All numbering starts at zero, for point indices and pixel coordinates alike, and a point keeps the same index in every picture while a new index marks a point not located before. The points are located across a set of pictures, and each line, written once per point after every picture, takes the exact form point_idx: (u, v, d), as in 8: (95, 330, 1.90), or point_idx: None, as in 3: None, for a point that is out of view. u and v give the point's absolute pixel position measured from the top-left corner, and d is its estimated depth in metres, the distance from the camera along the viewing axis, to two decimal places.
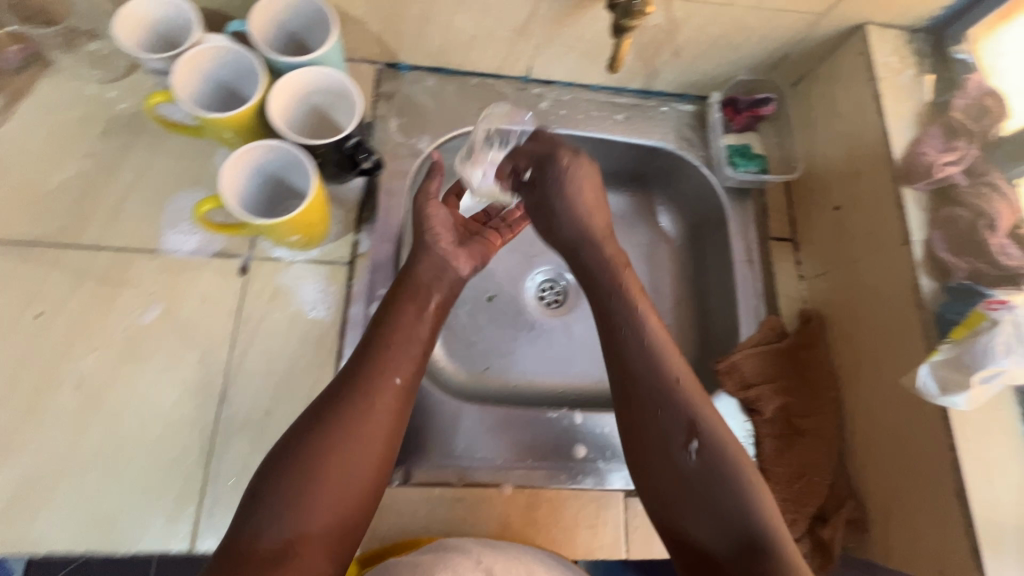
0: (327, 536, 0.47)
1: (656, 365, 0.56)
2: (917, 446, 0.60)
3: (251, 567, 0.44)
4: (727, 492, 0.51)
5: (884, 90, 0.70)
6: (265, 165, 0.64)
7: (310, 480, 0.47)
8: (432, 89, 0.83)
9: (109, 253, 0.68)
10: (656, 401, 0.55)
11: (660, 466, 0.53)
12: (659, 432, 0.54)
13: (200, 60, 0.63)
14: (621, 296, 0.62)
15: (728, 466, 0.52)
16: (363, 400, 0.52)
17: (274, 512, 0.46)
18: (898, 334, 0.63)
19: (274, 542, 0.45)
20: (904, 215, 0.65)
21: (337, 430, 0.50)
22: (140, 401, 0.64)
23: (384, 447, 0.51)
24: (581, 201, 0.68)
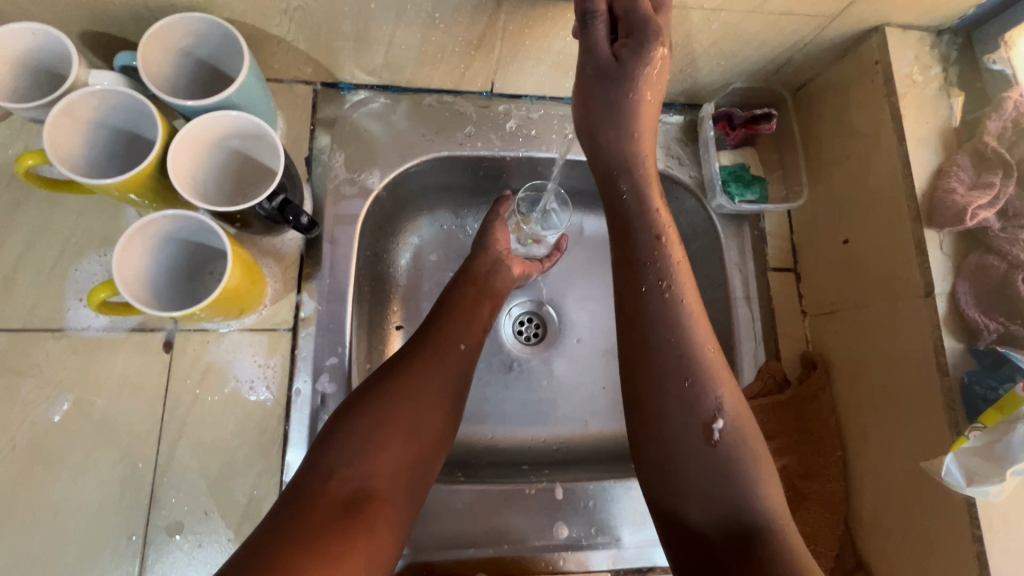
0: (395, 485, 0.49)
1: (678, 336, 0.49)
2: (935, 529, 0.53)
3: (323, 507, 0.45)
4: (740, 472, 0.46)
5: (905, 107, 0.60)
6: (173, 235, 0.53)
7: (383, 427, 0.50)
8: (380, 112, 0.71)
9: (6, 336, 0.58)
10: (685, 371, 0.48)
11: (681, 466, 0.47)
12: (678, 409, 0.47)
13: (83, 106, 0.51)
14: (658, 240, 0.53)
15: (744, 457, 0.46)
16: (430, 361, 0.56)
17: (346, 455, 0.48)
18: (914, 396, 0.56)
19: (345, 485, 0.47)
20: (927, 263, 0.56)
21: (405, 380, 0.54)
22: (56, 511, 0.56)
23: (450, 403, 0.55)
24: (643, 122, 0.55)
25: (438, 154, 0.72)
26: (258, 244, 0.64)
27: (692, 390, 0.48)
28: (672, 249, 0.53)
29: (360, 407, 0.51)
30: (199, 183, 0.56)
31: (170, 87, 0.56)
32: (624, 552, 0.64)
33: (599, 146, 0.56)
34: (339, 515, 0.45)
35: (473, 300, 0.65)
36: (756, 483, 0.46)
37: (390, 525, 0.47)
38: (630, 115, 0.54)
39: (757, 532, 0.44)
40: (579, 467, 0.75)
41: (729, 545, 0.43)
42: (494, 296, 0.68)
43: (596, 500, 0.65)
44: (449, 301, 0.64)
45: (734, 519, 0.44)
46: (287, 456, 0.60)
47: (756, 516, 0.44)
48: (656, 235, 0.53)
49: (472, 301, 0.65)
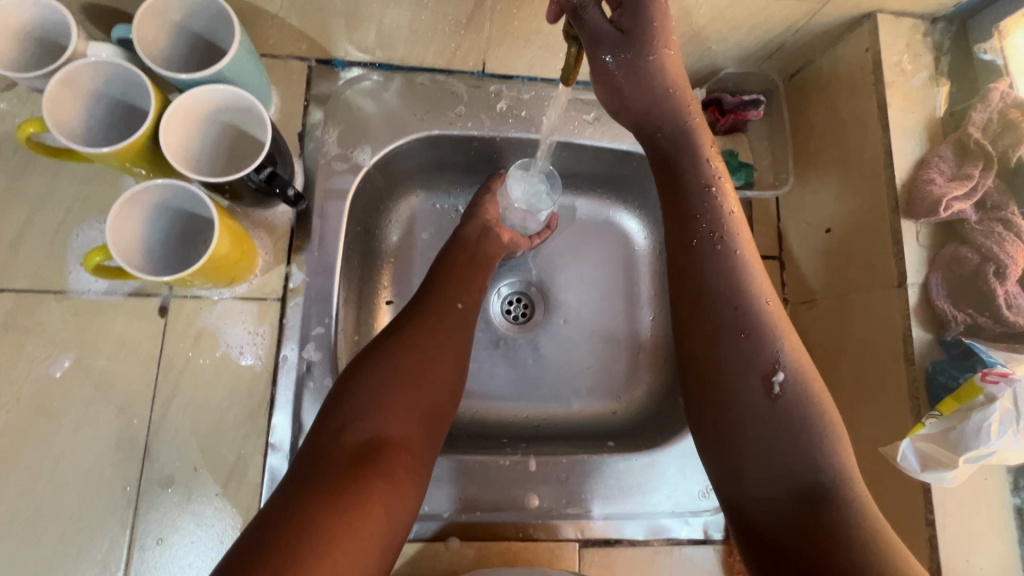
0: (410, 435, 0.51)
1: (733, 294, 0.50)
2: (891, 509, 0.55)
3: (340, 458, 0.47)
4: (803, 419, 0.46)
5: (892, 96, 0.59)
6: (165, 204, 0.56)
7: (392, 381, 0.53)
8: (373, 90, 0.72)
9: (10, 296, 0.62)
10: (741, 323, 0.49)
11: (743, 416, 0.47)
12: (738, 364, 0.47)
13: (81, 77, 0.53)
14: (709, 190, 0.54)
15: (805, 408, 0.47)
16: (432, 321, 0.59)
17: (359, 408, 0.51)
18: (882, 384, 0.57)
19: (359, 437, 0.49)
20: (902, 253, 0.56)
21: (411, 338, 0.57)
22: (57, 460, 0.59)
23: (456, 360, 0.58)
24: (676, 78, 0.56)
25: (428, 133, 0.73)
26: (249, 216, 0.67)
27: (751, 342, 0.48)
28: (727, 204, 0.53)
29: (371, 364, 0.54)
30: (191, 154, 0.58)
31: (165, 60, 0.58)
32: (593, 524, 0.66)
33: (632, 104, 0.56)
34: (355, 463, 0.47)
35: (466, 266, 0.68)
36: (817, 431, 0.46)
37: (409, 471, 0.49)
38: (654, 75, 0.54)
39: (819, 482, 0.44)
40: (557, 443, 0.77)
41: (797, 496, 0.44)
42: (482, 264, 0.70)
43: (569, 472, 0.67)
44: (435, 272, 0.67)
45: (796, 470, 0.44)
46: (273, 419, 0.63)
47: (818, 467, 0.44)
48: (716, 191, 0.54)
49: (464, 267, 0.68)
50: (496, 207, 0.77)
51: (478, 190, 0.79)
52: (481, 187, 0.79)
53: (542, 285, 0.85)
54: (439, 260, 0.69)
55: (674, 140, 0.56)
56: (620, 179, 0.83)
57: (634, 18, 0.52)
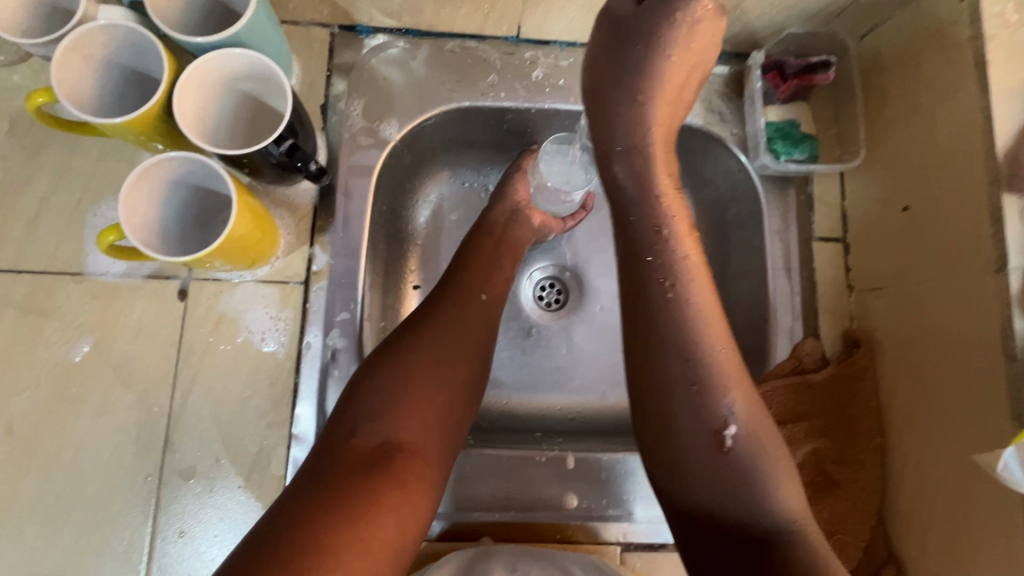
0: (427, 438, 0.47)
1: (684, 340, 0.45)
2: (980, 523, 0.49)
3: (350, 464, 0.44)
4: (754, 477, 0.42)
5: (993, 52, 0.51)
6: (182, 178, 0.52)
7: (410, 379, 0.49)
8: (400, 58, 0.67)
9: (30, 277, 0.59)
10: (692, 375, 0.44)
11: (691, 470, 0.43)
12: (685, 417, 0.44)
13: (92, 42, 0.49)
14: (660, 232, 0.49)
15: (758, 466, 0.43)
16: (453, 311, 0.55)
17: (373, 409, 0.47)
18: (975, 384, 0.50)
19: (371, 440, 0.46)
20: (1002, 233, 0.49)
21: (430, 332, 0.52)
22: (77, 448, 0.57)
23: (477, 355, 0.54)
24: (661, 87, 0.51)
25: (458, 105, 0.67)
26: (271, 194, 0.63)
27: (700, 396, 0.44)
28: (680, 246, 0.48)
29: (389, 358, 0.50)
30: (207, 127, 0.54)
31: (179, 24, 0.53)
32: (635, 526, 0.61)
33: (602, 114, 0.53)
34: (365, 470, 0.44)
35: (492, 252, 0.63)
36: (770, 483, 0.42)
37: (424, 480, 0.46)
38: (646, 75, 0.51)
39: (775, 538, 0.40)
40: (594, 439, 0.72)
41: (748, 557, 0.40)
42: (510, 249, 0.65)
43: (608, 471, 0.62)
44: (466, 256, 0.62)
45: (749, 529, 0.41)
46: (297, 410, 0.60)
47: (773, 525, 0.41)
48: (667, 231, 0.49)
49: (492, 253, 0.63)
50: (527, 186, 0.72)
51: (509, 168, 0.73)
52: (510, 165, 0.73)
53: (577, 271, 0.79)
54: (468, 244, 0.64)
55: (623, 173, 0.52)
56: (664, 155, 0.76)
57: (655, 17, 0.49)
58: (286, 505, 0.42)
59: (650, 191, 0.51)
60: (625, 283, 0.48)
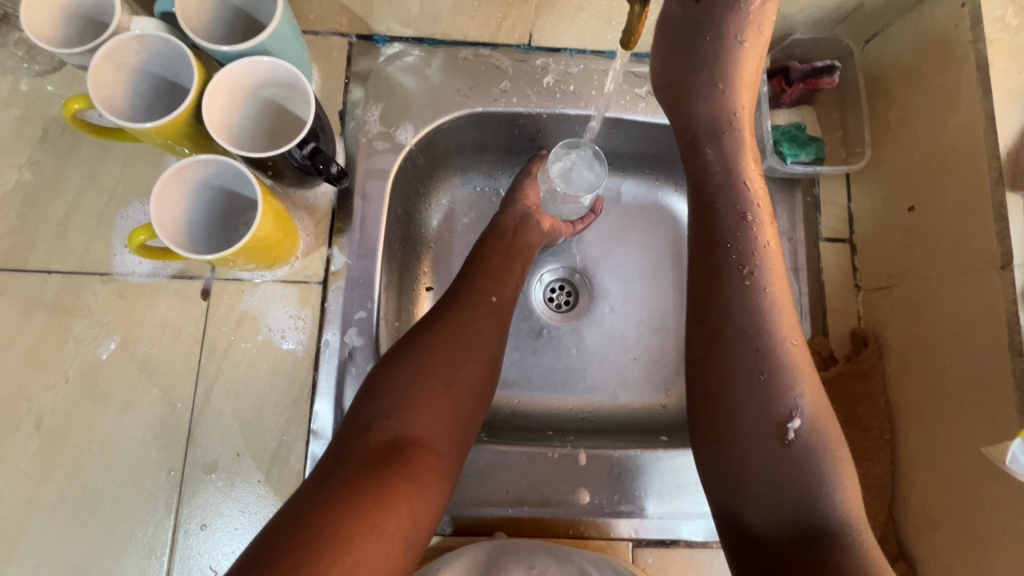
0: (439, 435, 0.49)
1: (753, 334, 0.46)
2: (990, 517, 0.50)
3: (364, 457, 0.45)
4: (815, 471, 0.43)
5: (994, 56, 0.53)
6: (208, 181, 0.54)
7: (423, 378, 0.50)
8: (415, 66, 0.69)
9: (59, 277, 0.61)
10: (761, 365, 0.45)
11: (750, 459, 0.44)
12: (750, 405, 0.44)
13: (125, 51, 0.52)
14: (744, 217, 0.49)
15: (820, 459, 0.43)
16: (466, 312, 0.56)
17: (387, 405, 0.48)
18: (982, 379, 0.51)
19: (385, 435, 0.47)
20: (1007, 231, 0.50)
21: (443, 332, 0.54)
22: (104, 442, 0.59)
23: (489, 356, 0.55)
24: (740, 72, 0.52)
25: (472, 110, 0.70)
26: (291, 197, 0.65)
27: (770, 384, 0.45)
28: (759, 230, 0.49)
29: (405, 357, 0.52)
30: (233, 132, 0.56)
31: (206, 34, 0.56)
32: (646, 522, 0.62)
33: (682, 105, 0.54)
34: (378, 463, 0.45)
35: (502, 253, 0.65)
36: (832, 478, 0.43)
37: (435, 474, 0.47)
38: (725, 63, 0.52)
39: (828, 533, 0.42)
40: (605, 438, 0.73)
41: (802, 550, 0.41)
42: (522, 252, 0.67)
43: (620, 468, 0.63)
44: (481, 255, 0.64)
45: (805, 519, 0.42)
46: (315, 406, 0.61)
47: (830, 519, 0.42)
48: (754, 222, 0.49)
49: (503, 254, 0.65)
50: (538, 190, 0.74)
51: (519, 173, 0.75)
52: (520, 170, 0.75)
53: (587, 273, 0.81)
54: (480, 247, 0.66)
55: (713, 158, 0.52)
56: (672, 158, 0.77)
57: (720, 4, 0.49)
58: (303, 496, 0.43)
59: (736, 176, 0.51)
60: (698, 269, 0.49)
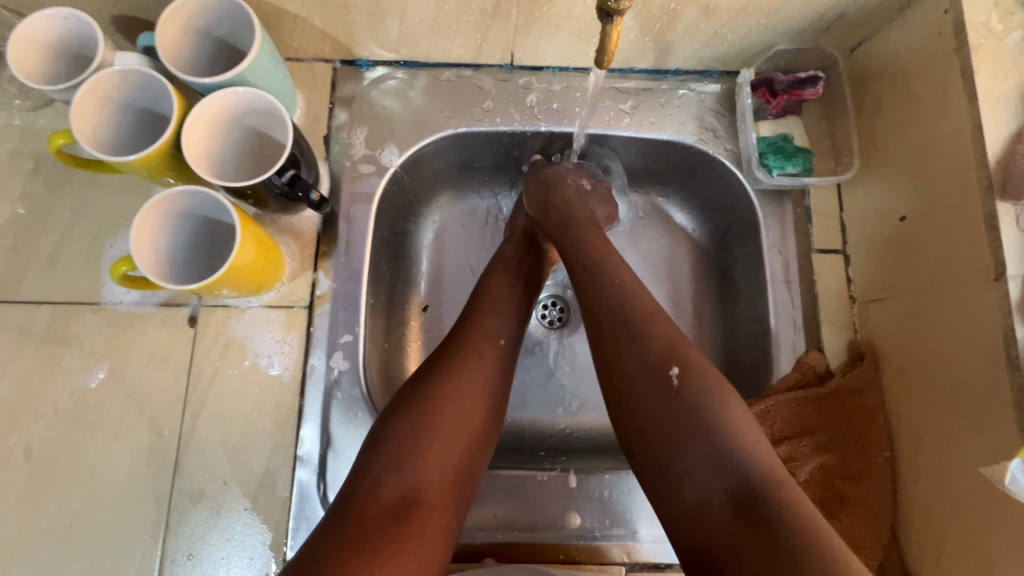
0: (442, 487, 0.48)
1: (639, 303, 0.52)
2: (985, 541, 0.48)
3: (373, 514, 0.44)
4: (707, 416, 0.46)
5: (979, 62, 0.51)
6: (191, 210, 0.55)
7: (430, 428, 0.49)
8: (399, 89, 0.70)
9: (49, 308, 0.62)
10: (631, 322, 0.51)
11: (653, 406, 0.47)
12: (630, 358, 0.49)
13: (107, 86, 0.53)
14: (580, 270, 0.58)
15: (708, 405, 0.46)
16: (472, 356, 0.55)
17: (396, 460, 0.47)
18: (981, 399, 0.49)
19: (393, 492, 0.46)
20: (998, 241, 0.48)
21: (451, 380, 0.52)
22: (92, 470, 0.59)
23: (489, 401, 0.53)
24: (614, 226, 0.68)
25: (456, 132, 0.70)
26: (276, 222, 0.65)
27: (631, 339, 0.50)
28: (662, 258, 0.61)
29: (409, 402, 0.51)
30: (214, 161, 0.57)
31: (186, 64, 0.57)
32: (640, 546, 0.60)
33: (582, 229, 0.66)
34: (390, 519, 0.44)
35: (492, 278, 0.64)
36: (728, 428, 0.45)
37: (439, 530, 0.46)
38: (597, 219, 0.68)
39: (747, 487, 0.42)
40: (599, 457, 0.71)
41: (734, 507, 0.42)
42: (525, 285, 0.66)
43: (612, 488, 0.62)
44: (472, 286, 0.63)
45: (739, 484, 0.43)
46: (301, 433, 0.61)
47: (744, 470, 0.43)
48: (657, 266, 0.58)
49: (508, 289, 0.63)
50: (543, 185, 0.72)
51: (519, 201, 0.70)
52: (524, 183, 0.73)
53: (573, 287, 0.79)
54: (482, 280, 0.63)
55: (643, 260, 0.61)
56: (663, 171, 0.74)
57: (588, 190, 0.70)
58: (308, 554, 0.42)
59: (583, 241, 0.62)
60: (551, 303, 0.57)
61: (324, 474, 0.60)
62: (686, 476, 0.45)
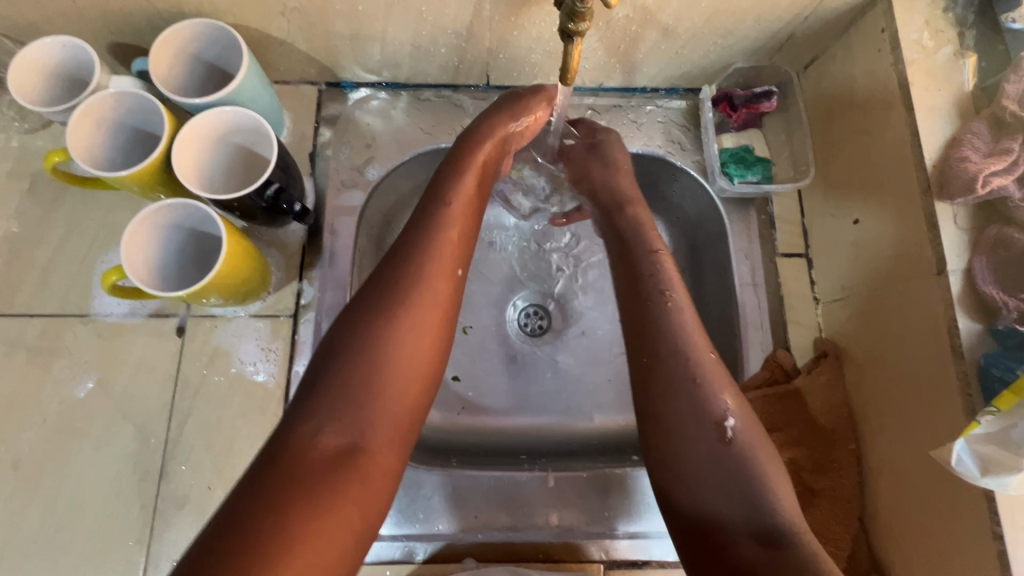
0: (394, 427, 0.45)
1: (673, 319, 0.54)
2: (942, 521, 0.50)
3: (316, 454, 0.41)
4: (753, 466, 0.48)
5: (913, 74, 0.56)
6: (179, 223, 0.58)
7: (375, 364, 0.45)
8: (381, 108, 0.74)
9: (41, 320, 0.64)
10: (692, 371, 0.51)
11: (687, 439, 0.49)
12: (669, 387, 0.51)
13: (103, 108, 0.56)
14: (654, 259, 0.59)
15: (755, 455, 0.48)
16: (423, 273, 0.50)
17: (339, 402, 0.44)
18: (931, 399, 0.52)
19: (339, 437, 0.43)
20: (939, 238, 0.52)
21: (404, 314, 0.48)
22: (80, 476, 0.60)
23: (438, 337, 0.49)
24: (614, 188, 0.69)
25: (436, 147, 0.73)
26: (263, 235, 0.68)
27: (695, 388, 0.50)
28: (667, 264, 0.58)
29: (352, 325, 0.47)
30: (202, 176, 0.60)
31: (178, 87, 0.60)
32: (617, 543, 0.62)
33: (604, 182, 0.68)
34: (336, 462, 0.42)
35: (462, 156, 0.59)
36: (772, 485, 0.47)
37: (387, 465, 0.44)
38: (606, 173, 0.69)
39: (778, 531, 0.45)
40: (576, 459, 0.72)
41: (757, 539, 0.45)
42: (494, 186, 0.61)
43: (589, 486, 0.64)
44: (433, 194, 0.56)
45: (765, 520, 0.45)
46: None
47: (773, 519, 0.45)
48: (658, 283, 0.56)
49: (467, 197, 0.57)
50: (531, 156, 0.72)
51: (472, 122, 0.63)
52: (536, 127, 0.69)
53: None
54: (436, 194, 0.56)
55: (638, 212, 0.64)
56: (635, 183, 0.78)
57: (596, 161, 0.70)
58: (235, 502, 0.38)
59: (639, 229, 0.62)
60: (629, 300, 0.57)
61: None
62: (721, 506, 0.47)
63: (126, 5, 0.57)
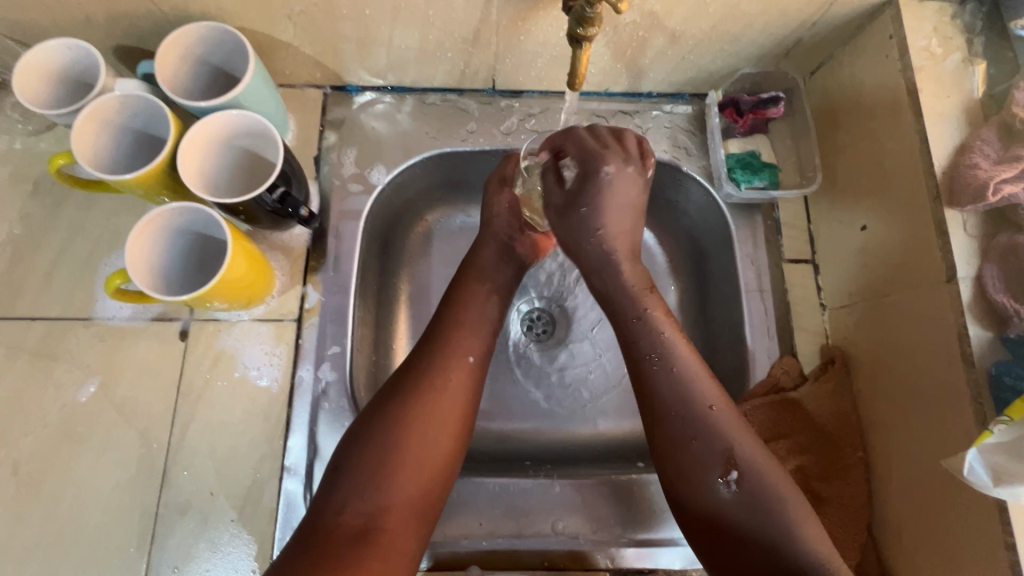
0: (410, 508, 0.48)
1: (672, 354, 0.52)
2: (952, 529, 0.50)
3: (337, 538, 0.45)
4: (770, 509, 0.46)
5: (922, 82, 0.56)
6: (184, 226, 0.57)
7: (393, 455, 0.48)
8: (386, 112, 0.73)
9: (43, 323, 0.63)
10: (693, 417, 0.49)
11: (694, 489, 0.48)
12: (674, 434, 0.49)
13: (108, 110, 0.56)
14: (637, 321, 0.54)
15: (769, 493, 0.46)
16: (441, 367, 0.53)
17: (358, 487, 0.47)
18: (937, 421, 0.52)
19: (356, 517, 0.46)
20: (949, 245, 0.52)
21: (418, 404, 0.51)
22: (80, 484, 0.60)
23: (457, 426, 0.52)
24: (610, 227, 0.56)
25: (441, 151, 0.73)
26: (268, 238, 0.68)
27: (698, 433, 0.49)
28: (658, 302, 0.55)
29: (376, 415, 0.51)
30: (207, 179, 0.60)
31: (183, 90, 0.60)
32: (624, 551, 0.61)
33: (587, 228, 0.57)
34: (355, 544, 0.45)
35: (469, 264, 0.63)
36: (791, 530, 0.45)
37: (404, 546, 0.47)
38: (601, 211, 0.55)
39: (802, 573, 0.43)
40: (581, 465, 0.71)
41: None
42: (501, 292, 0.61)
43: (595, 494, 0.63)
44: (455, 291, 0.60)
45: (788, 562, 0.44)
46: (289, 443, 0.62)
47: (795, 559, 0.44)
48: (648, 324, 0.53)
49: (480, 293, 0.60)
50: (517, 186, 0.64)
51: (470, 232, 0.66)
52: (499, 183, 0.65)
53: None
54: (455, 293, 0.60)
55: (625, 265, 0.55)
56: None
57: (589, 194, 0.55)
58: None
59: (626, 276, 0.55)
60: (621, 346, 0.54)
61: (310, 484, 0.61)
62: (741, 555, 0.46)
63: (132, 7, 0.57)
